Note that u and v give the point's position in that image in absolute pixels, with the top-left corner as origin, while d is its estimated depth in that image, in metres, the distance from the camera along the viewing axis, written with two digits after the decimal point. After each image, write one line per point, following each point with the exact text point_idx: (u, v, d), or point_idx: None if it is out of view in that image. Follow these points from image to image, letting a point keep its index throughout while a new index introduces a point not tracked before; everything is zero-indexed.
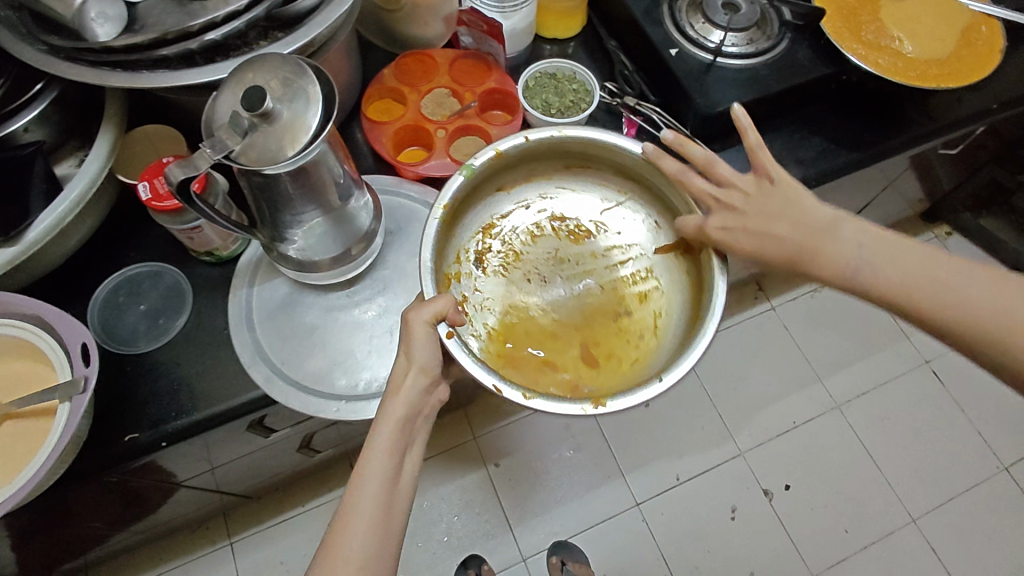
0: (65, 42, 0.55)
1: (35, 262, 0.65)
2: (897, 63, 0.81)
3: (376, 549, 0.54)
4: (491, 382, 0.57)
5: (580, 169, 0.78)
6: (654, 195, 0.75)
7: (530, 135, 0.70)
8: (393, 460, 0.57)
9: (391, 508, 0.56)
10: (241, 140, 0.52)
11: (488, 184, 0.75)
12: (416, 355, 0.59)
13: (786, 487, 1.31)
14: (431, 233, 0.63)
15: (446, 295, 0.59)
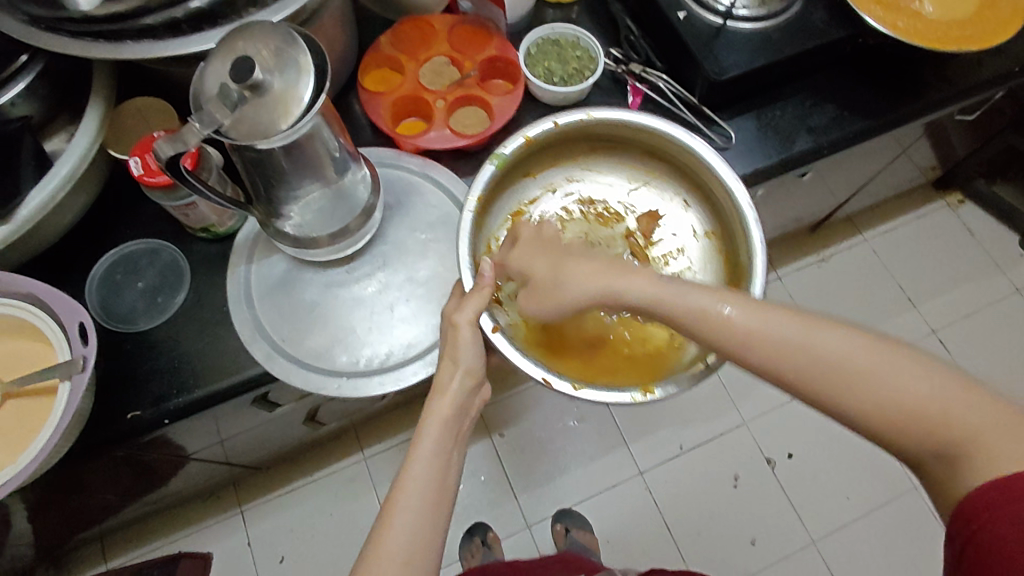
0: (44, 10, 0.52)
1: (30, 240, 0.65)
2: (916, 25, 0.78)
3: (423, 545, 0.51)
4: (541, 375, 0.63)
5: (606, 151, 0.79)
6: (681, 173, 0.77)
7: (559, 119, 0.72)
8: (440, 456, 0.55)
9: (438, 511, 0.52)
10: (231, 113, 0.51)
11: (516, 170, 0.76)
12: (462, 358, 0.58)
13: (789, 456, 1.32)
14: (468, 226, 0.66)
15: (485, 286, 0.61)
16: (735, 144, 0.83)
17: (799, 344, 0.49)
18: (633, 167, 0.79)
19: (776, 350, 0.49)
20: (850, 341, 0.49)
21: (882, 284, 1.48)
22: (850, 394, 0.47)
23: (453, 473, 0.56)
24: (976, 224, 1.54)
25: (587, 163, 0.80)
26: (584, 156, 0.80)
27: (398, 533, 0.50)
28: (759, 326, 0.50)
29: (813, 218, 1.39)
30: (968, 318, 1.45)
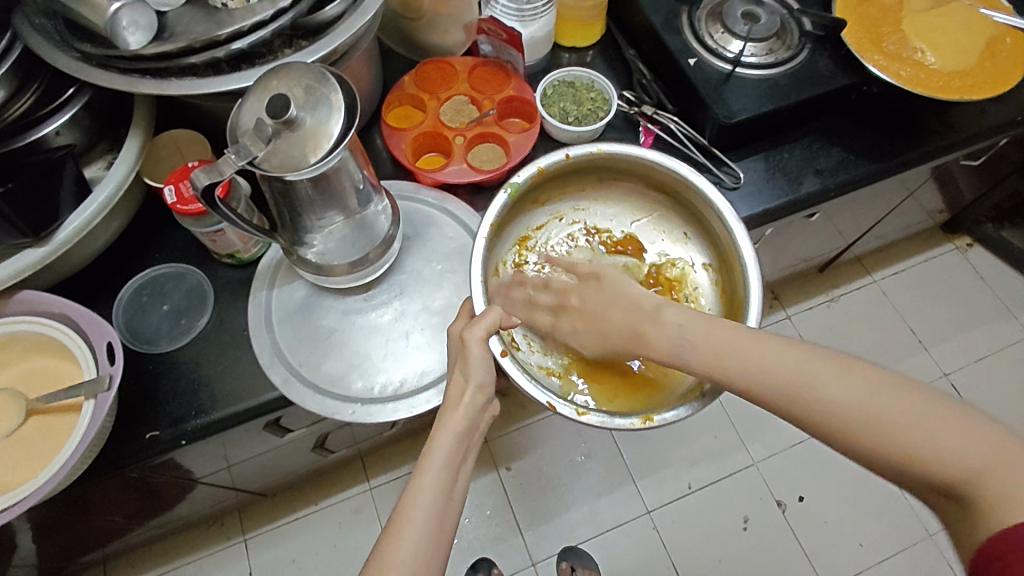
0: (96, 49, 0.57)
1: (64, 261, 0.67)
2: (919, 74, 0.81)
3: (429, 558, 0.53)
4: (546, 400, 0.64)
5: (614, 183, 0.81)
6: (685, 207, 0.79)
7: (570, 152, 0.75)
8: (449, 473, 0.56)
9: (443, 523, 0.54)
10: (264, 146, 0.54)
11: (530, 199, 0.80)
12: (472, 375, 0.59)
13: (800, 498, 1.30)
14: (480, 253, 0.69)
15: (495, 308, 0.62)
16: (744, 184, 0.85)
17: (810, 382, 0.51)
18: (640, 199, 0.82)
19: (786, 381, 0.51)
20: (873, 384, 0.50)
21: (892, 326, 1.48)
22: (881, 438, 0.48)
23: (460, 487, 0.57)
24: (985, 267, 1.55)
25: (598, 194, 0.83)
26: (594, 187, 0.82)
27: (406, 547, 0.52)
28: (769, 368, 0.52)
29: (821, 258, 1.40)
30: (979, 362, 1.45)
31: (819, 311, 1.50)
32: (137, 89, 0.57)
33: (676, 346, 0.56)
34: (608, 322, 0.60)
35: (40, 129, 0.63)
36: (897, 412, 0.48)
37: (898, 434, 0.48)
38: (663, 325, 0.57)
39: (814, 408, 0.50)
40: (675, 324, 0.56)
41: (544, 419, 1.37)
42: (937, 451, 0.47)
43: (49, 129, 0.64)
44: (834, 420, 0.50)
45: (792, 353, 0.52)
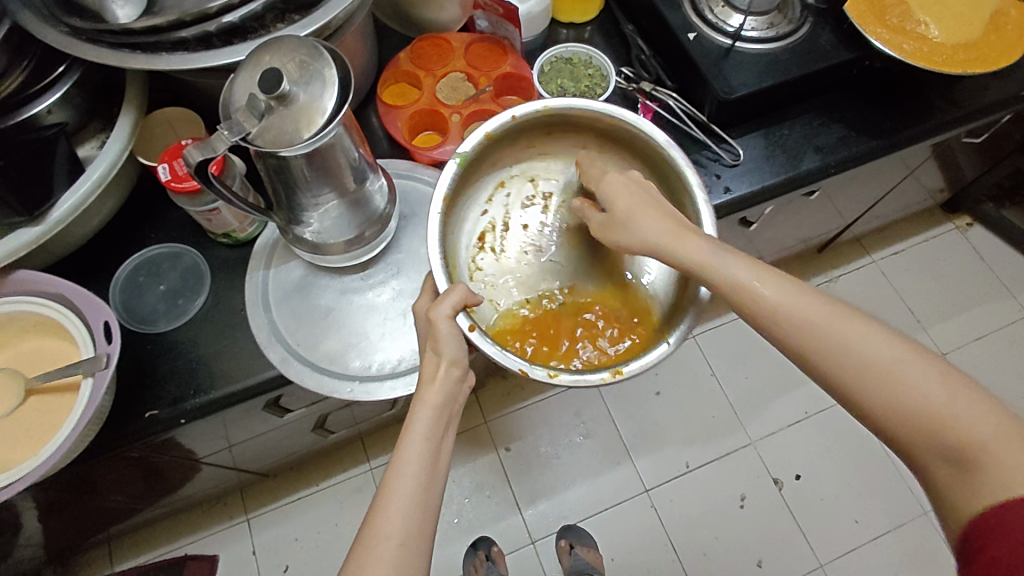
0: (86, 23, 0.56)
1: (58, 241, 0.67)
2: (922, 48, 0.80)
3: (418, 525, 0.53)
4: (517, 365, 0.61)
5: (563, 135, 0.77)
6: (635, 155, 0.74)
7: (515, 113, 0.71)
8: (432, 441, 0.56)
9: (429, 491, 0.54)
10: (258, 122, 0.53)
11: (480, 166, 0.75)
12: (445, 350, 0.59)
13: (796, 476, 1.31)
14: (435, 229, 0.65)
15: (460, 286, 0.61)
16: (743, 161, 0.84)
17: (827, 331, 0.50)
18: (591, 152, 0.78)
19: (801, 332, 0.51)
20: (887, 343, 0.50)
21: (891, 306, 1.48)
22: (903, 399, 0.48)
23: (445, 455, 0.57)
24: (985, 247, 1.54)
25: (546, 151, 0.78)
26: (544, 144, 0.78)
27: (394, 514, 0.53)
28: (796, 306, 0.52)
29: (821, 238, 1.40)
30: (977, 341, 1.45)
31: (818, 291, 1.50)
32: (129, 65, 0.56)
33: (713, 265, 0.54)
34: (632, 237, 0.59)
35: (31, 108, 0.63)
36: (914, 374, 0.48)
37: (912, 397, 0.48)
38: (694, 246, 0.56)
39: (834, 359, 0.50)
40: (713, 246, 0.55)
41: (544, 400, 1.38)
42: (950, 415, 0.47)
43: (40, 107, 0.63)
44: (854, 365, 0.49)
45: (817, 304, 0.52)
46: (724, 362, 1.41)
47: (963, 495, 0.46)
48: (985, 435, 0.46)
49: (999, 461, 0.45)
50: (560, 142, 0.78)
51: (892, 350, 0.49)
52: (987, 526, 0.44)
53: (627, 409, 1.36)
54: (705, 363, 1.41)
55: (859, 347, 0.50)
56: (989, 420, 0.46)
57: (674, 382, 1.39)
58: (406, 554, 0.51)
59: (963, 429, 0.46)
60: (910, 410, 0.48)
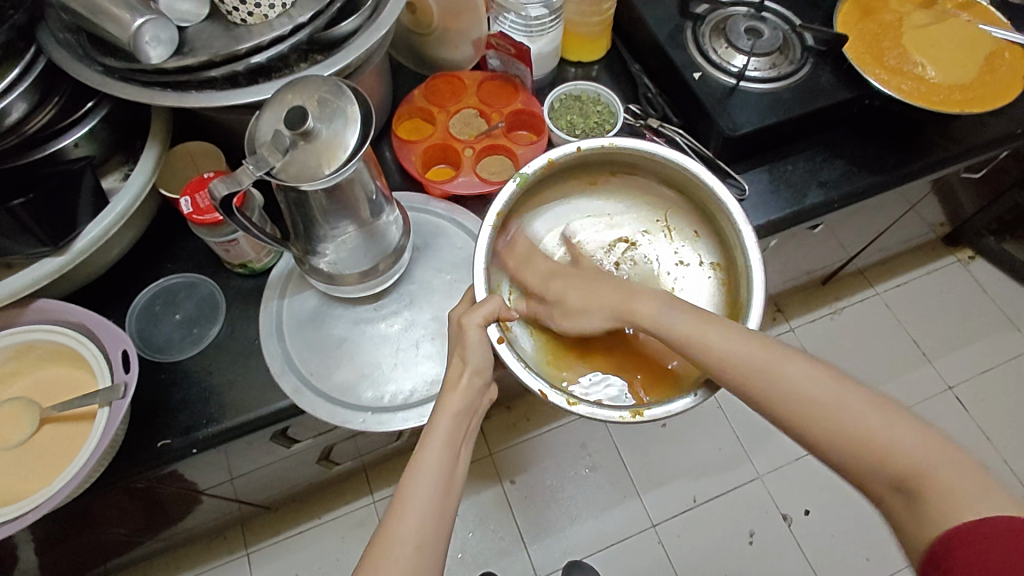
0: (120, 62, 0.58)
1: (79, 271, 0.68)
2: (920, 88, 0.83)
3: (433, 531, 0.53)
4: (538, 386, 0.65)
5: (626, 176, 0.81)
6: (695, 205, 0.79)
7: (582, 145, 0.75)
8: (450, 451, 0.57)
9: (446, 498, 0.55)
10: (282, 157, 0.55)
11: (540, 189, 0.79)
12: (470, 358, 0.61)
13: (805, 511, 1.30)
14: (484, 248, 0.68)
15: (496, 297, 0.63)
16: (748, 196, 0.86)
17: (768, 372, 0.55)
18: (647, 195, 0.81)
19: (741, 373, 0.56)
20: (821, 375, 0.54)
21: (895, 339, 1.48)
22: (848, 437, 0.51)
23: (462, 466, 0.58)
24: (987, 280, 1.55)
25: (606, 188, 0.82)
26: (605, 181, 0.82)
27: (409, 517, 0.53)
28: (731, 349, 0.57)
29: (824, 271, 1.41)
30: (983, 374, 1.45)
31: (822, 323, 1.51)
32: (159, 101, 0.58)
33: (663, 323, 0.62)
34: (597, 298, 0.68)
35: (59, 141, 0.64)
36: (850, 407, 0.52)
37: (847, 427, 0.51)
38: (650, 301, 0.64)
39: (774, 397, 0.54)
40: (663, 301, 0.64)
41: (548, 432, 1.37)
42: (887, 446, 0.50)
43: (68, 141, 0.65)
44: (790, 403, 0.54)
45: (759, 348, 0.57)
46: (729, 395, 1.40)
47: (910, 521, 0.48)
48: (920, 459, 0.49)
49: (940, 484, 0.47)
50: (620, 183, 0.82)
51: (828, 386, 0.53)
52: (937, 554, 0.45)
53: (633, 442, 1.35)
54: (710, 394, 1.40)
55: (794, 387, 0.54)
56: (916, 438, 0.50)
57: (680, 414, 1.38)
58: (421, 559, 0.52)
59: (891, 454, 0.49)
60: (848, 439, 0.51)
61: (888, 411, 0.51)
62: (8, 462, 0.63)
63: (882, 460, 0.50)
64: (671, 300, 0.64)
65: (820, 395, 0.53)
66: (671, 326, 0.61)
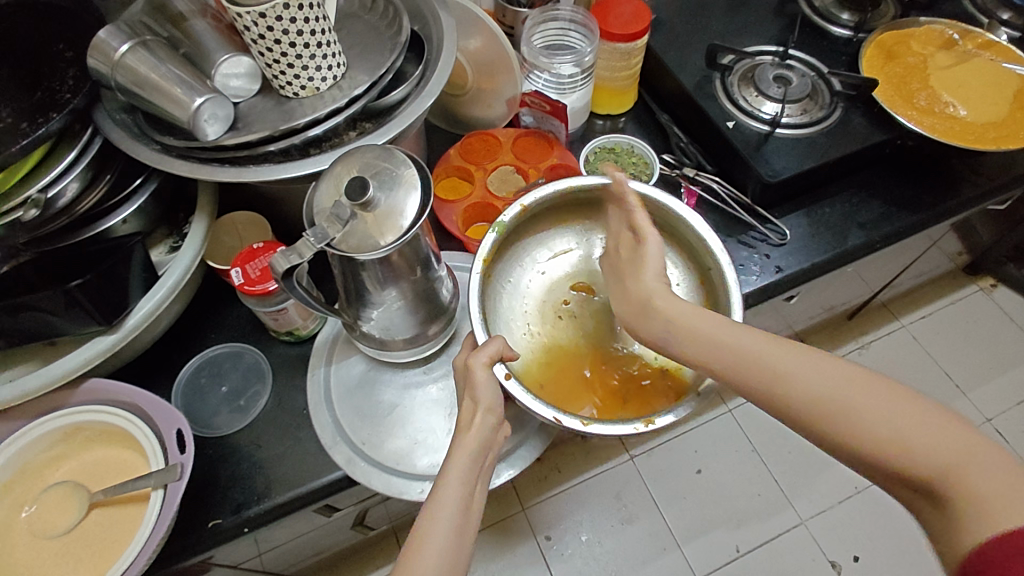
0: (179, 140, 0.59)
1: (128, 347, 0.67)
2: (954, 127, 0.84)
3: (451, 568, 0.50)
4: (552, 414, 0.62)
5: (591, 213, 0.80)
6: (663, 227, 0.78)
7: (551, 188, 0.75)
8: (467, 487, 0.54)
9: (462, 535, 0.52)
10: (342, 228, 0.54)
11: (512, 240, 0.77)
12: (482, 397, 0.58)
13: (854, 558, 1.24)
14: (476, 283, 0.68)
15: (498, 337, 0.62)
16: (790, 240, 0.86)
17: (790, 376, 0.51)
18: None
19: (764, 380, 0.51)
20: (857, 378, 0.49)
21: (927, 372, 1.46)
22: (874, 445, 0.47)
23: (477, 504, 0.55)
24: (1012, 308, 1.53)
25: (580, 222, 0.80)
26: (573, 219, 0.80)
27: (427, 553, 0.49)
28: (762, 355, 0.52)
29: (850, 305, 1.39)
30: (1020, 405, 1.41)
31: (851, 358, 1.48)
32: (215, 175, 0.58)
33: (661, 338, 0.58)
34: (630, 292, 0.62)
35: (108, 219, 0.63)
36: (880, 411, 0.47)
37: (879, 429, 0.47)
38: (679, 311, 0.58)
39: (789, 395, 0.50)
40: (676, 302, 0.58)
41: (582, 483, 1.33)
42: (916, 449, 0.46)
43: (117, 217, 0.63)
44: (816, 415, 0.49)
45: (782, 346, 0.53)
46: (764, 437, 1.36)
47: (940, 527, 0.44)
48: (946, 464, 0.45)
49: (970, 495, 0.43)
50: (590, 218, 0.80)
51: (869, 392, 0.48)
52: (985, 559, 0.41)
53: (668, 490, 1.31)
54: (745, 438, 1.36)
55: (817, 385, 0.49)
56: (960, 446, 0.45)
57: (716, 460, 1.34)
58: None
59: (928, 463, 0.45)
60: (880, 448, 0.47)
61: (925, 413, 0.47)
62: (55, 551, 0.61)
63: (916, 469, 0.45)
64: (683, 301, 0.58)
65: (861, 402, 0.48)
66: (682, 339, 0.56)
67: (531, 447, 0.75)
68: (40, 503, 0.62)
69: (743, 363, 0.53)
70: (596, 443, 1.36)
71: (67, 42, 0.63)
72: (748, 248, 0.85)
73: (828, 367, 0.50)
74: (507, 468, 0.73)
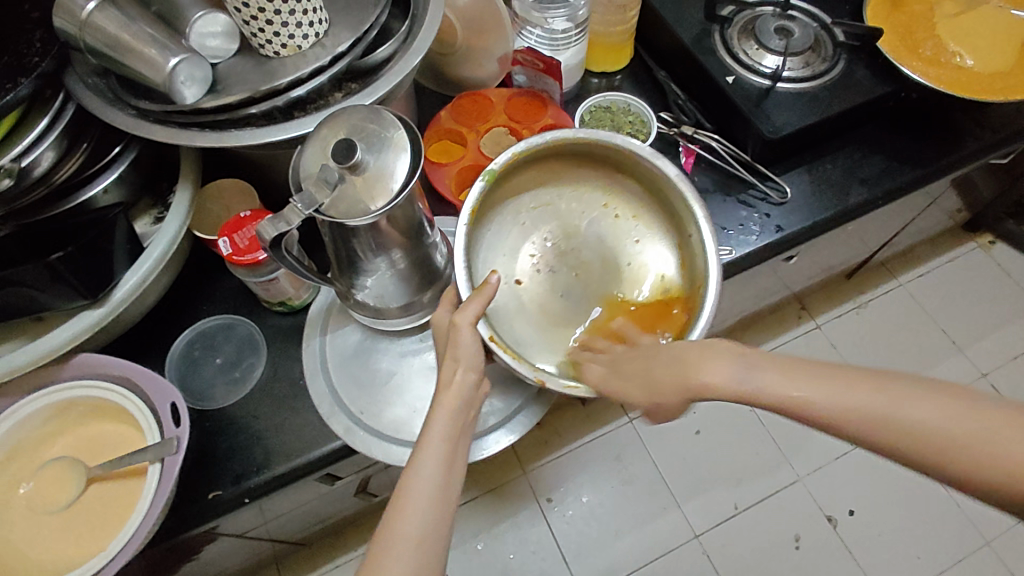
0: (155, 104, 0.56)
1: (117, 322, 0.66)
2: (959, 78, 0.81)
3: (436, 525, 0.51)
4: (533, 373, 0.61)
5: (579, 166, 0.76)
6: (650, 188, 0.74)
7: (541, 137, 0.71)
8: (450, 443, 0.54)
9: (447, 493, 0.52)
10: (331, 193, 0.52)
11: (500, 191, 0.74)
12: (463, 356, 0.57)
13: (850, 512, 1.26)
14: (463, 236, 0.65)
15: (483, 291, 0.60)
16: (790, 198, 0.84)
17: (822, 399, 0.47)
18: (602, 184, 0.76)
19: (801, 406, 0.48)
20: (878, 385, 0.47)
21: (924, 330, 1.46)
22: (919, 439, 0.45)
23: (461, 460, 0.55)
24: (1011, 264, 1.53)
25: (570, 179, 0.77)
26: (562, 174, 0.77)
27: (411, 511, 0.50)
28: (782, 386, 0.48)
29: (850, 264, 1.38)
30: (1016, 360, 1.42)
31: (849, 318, 1.48)
32: (196, 140, 0.56)
33: (733, 379, 0.50)
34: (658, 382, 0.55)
35: (84, 192, 0.61)
36: (909, 408, 0.45)
37: (913, 428, 0.45)
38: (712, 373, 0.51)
39: (832, 417, 0.47)
40: (734, 361, 0.51)
41: (582, 446, 1.34)
42: (939, 431, 0.44)
43: (96, 188, 0.62)
44: (863, 425, 0.46)
45: (778, 374, 0.49)
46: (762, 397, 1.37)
47: (1019, 501, 0.43)
48: (1015, 454, 0.42)
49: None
50: (575, 171, 0.76)
51: (889, 398, 0.46)
52: None
53: (667, 450, 1.32)
54: (743, 399, 1.37)
55: (855, 401, 0.46)
56: (980, 418, 0.44)
57: (714, 420, 1.35)
58: (422, 552, 0.49)
59: (975, 450, 0.43)
60: (920, 439, 0.45)
61: (933, 399, 0.45)
62: (55, 526, 0.61)
63: (963, 453, 0.43)
64: (744, 361, 0.51)
65: (871, 398, 0.46)
66: (735, 386, 0.50)
67: (530, 412, 0.74)
68: (36, 480, 0.62)
69: (778, 385, 0.48)
70: (595, 407, 1.36)
71: (32, 2, 0.59)
72: (747, 207, 0.84)
73: (849, 375, 0.48)
74: (505, 434, 0.73)
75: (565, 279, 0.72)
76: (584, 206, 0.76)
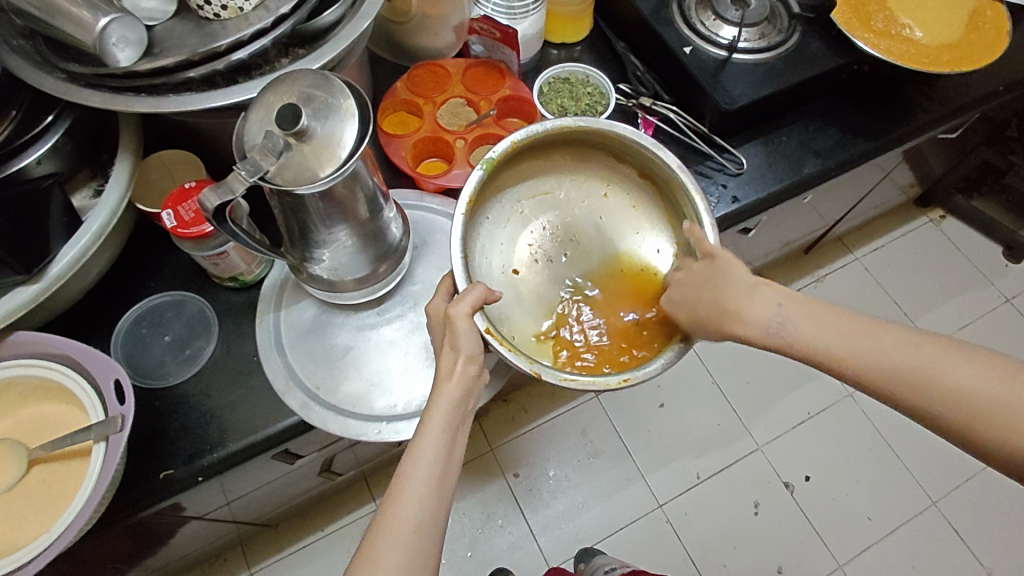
0: (86, 67, 0.54)
1: (57, 298, 0.63)
2: (909, 50, 0.82)
3: (431, 512, 0.51)
4: (529, 366, 0.59)
5: (579, 152, 0.75)
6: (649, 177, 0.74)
7: (545, 124, 0.69)
8: (448, 433, 0.54)
9: (443, 484, 0.53)
10: (276, 160, 0.51)
11: (500, 175, 0.73)
12: (463, 345, 0.56)
13: (806, 478, 1.31)
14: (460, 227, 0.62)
15: (479, 284, 0.58)
16: (746, 170, 0.85)
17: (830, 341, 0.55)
18: (600, 171, 0.76)
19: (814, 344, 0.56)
20: (909, 337, 0.53)
21: (877, 301, 1.50)
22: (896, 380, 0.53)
23: (458, 450, 0.55)
24: (960, 238, 1.58)
25: (569, 165, 0.76)
26: (561, 160, 0.76)
27: (408, 500, 0.51)
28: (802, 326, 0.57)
29: (808, 238, 1.41)
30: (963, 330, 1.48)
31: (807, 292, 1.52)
32: (133, 105, 0.54)
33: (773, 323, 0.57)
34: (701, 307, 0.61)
35: (15, 161, 0.58)
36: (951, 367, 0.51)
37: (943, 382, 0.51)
38: (760, 302, 0.58)
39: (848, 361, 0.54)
40: (770, 302, 0.58)
41: (548, 421, 1.35)
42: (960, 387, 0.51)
43: (29, 158, 0.58)
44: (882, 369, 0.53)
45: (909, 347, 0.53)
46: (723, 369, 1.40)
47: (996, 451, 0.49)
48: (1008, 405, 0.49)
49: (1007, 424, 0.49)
50: (571, 158, 0.76)
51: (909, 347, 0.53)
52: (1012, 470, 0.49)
53: (631, 423, 1.35)
54: (705, 371, 1.40)
55: (871, 347, 0.54)
56: (991, 375, 0.50)
57: (677, 393, 1.38)
58: (419, 541, 0.50)
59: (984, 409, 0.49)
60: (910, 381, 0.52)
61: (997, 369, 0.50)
62: None
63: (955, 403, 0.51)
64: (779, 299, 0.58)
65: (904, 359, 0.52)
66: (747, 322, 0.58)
67: (491, 385, 0.74)
68: None
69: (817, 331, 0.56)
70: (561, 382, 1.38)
71: None
72: (706, 179, 0.84)
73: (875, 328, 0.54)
74: None
75: (564, 271, 0.72)
76: (583, 196, 0.76)
